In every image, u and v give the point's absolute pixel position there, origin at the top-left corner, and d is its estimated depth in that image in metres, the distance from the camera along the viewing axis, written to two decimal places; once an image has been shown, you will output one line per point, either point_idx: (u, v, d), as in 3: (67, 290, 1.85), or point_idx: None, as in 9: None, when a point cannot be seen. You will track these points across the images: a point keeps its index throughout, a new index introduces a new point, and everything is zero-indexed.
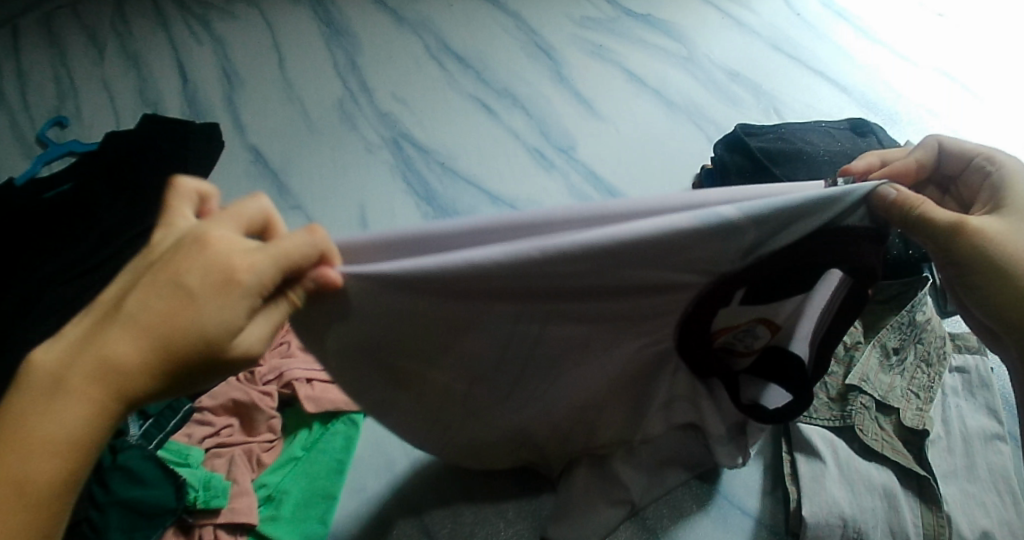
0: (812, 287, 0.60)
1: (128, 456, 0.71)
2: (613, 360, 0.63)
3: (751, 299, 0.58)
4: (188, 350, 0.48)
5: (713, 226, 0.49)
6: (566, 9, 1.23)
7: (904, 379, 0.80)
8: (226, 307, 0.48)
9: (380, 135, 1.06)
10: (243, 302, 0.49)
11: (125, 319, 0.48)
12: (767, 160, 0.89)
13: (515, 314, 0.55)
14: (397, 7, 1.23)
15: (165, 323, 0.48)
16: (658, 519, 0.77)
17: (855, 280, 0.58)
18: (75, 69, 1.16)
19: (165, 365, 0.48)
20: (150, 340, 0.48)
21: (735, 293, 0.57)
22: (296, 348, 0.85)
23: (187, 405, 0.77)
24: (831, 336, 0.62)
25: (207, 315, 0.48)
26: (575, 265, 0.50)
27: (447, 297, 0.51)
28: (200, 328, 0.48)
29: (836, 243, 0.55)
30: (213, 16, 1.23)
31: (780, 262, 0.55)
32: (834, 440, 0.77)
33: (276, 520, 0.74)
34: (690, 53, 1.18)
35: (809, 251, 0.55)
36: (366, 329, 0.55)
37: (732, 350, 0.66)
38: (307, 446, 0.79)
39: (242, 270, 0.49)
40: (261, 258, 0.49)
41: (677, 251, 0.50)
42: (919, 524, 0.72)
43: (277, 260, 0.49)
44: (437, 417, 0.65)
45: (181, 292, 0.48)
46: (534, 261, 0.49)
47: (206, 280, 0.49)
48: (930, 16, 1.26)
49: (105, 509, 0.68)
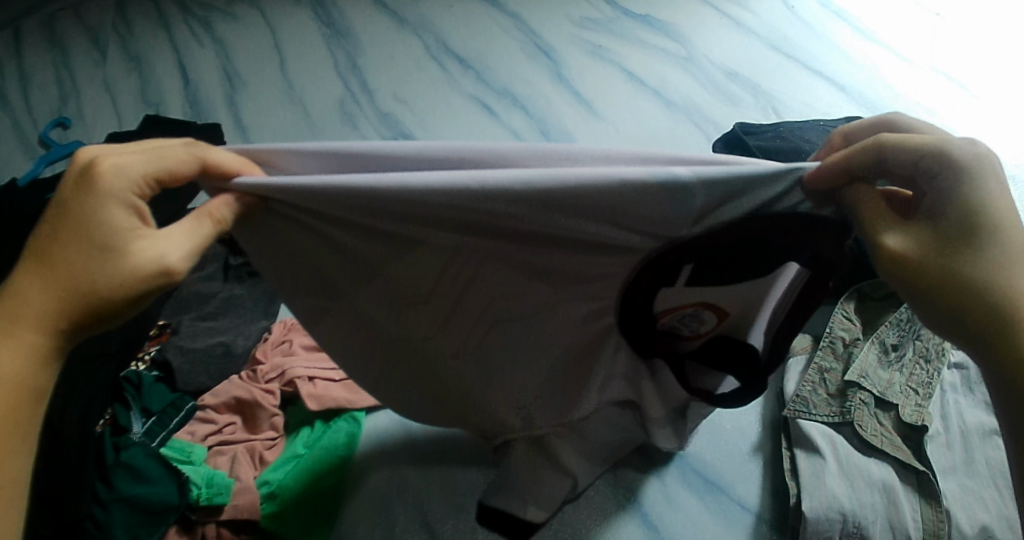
0: (767, 277, 0.59)
1: (131, 454, 0.72)
2: (573, 327, 0.62)
3: (699, 275, 0.57)
4: (80, 258, 0.48)
5: (670, 190, 0.48)
6: (566, 10, 1.24)
7: (903, 375, 0.81)
8: (105, 209, 0.49)
9: (381, 135, 1.06)
10: (124, 205, 0.49)
11: (31, 259, 0.49)
12: (766, 158, 0.90)
13: (486, 274, 0.56)
14: (397, 9, 1.24)
15: (52, 241, 0.49)
16: (659, 515, 0.77)
17: (814, 272, 0.57)
18: (78, 70, 1.16)
19: (80, 287, 0.49)
20: (46, 259, 0.49)
21: (683, 266, 0.56)
22: (299, 346, 0.85)
23: (190, 402, 0.79)
24: (791, 324, 0.61)
25: (99, 230, 0.49)
26: (533, 208, 0.49)
27: (377, 220, 0.51)
28: (85, 234, 0.49)
29: (787, 227, 0.54)
30: (214, 18, 1.23)
31: (732, 241, 0.54)
32: (834, 436, 0.77)
33: (280, 517, 0.74)
34: (689, 53, 1.18)
35: (757, 234, 0.54)
36: (296, 236, 0.55)
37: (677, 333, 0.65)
38: (309, 444, 0.79)
39: (109, 174, 0.49)
40: (134, 159, 0.50)
41: (625, 208, 0.49)
42: (918, 519, 0.72)
43: (152, 161, 0.50)
44: (397, 372, 0.67)
45: (61, 210, 0.49)
46: (473, 193, 0.47)
47: (79, 191, 0.49)
48: (927, 16, 1.27)
49: (108, 506, 0.69)
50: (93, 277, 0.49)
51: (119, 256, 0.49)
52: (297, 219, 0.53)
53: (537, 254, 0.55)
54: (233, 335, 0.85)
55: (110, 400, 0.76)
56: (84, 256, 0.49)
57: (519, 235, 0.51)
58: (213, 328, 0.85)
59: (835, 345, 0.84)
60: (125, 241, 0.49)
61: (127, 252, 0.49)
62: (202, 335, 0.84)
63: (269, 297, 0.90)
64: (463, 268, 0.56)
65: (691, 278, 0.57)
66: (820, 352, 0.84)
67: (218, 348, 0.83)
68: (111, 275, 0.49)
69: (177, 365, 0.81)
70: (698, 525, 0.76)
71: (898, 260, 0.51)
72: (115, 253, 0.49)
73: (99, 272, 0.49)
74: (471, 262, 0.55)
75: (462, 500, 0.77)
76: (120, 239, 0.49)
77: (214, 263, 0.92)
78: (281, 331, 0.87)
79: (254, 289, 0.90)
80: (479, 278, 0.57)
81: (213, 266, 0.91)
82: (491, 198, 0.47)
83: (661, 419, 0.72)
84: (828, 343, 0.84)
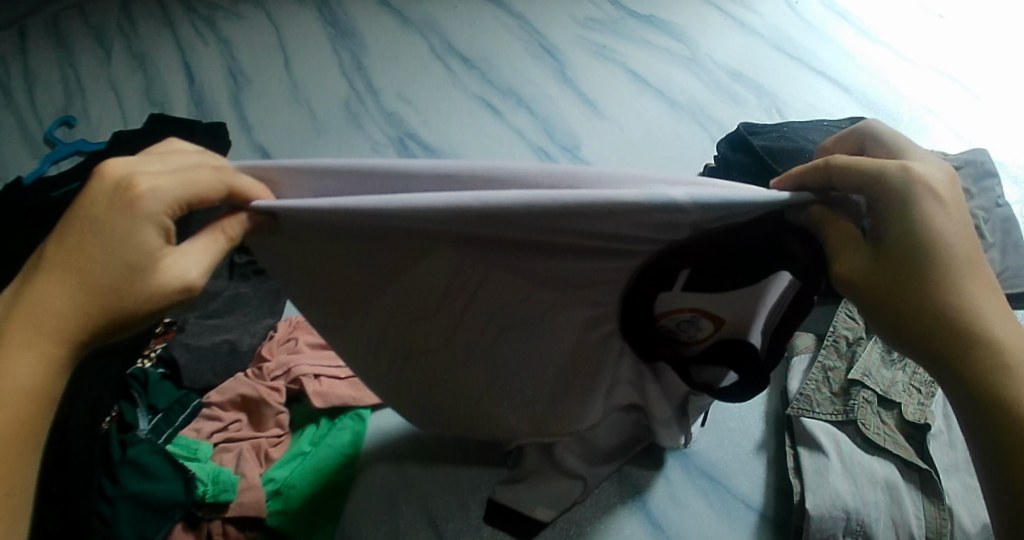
0: (760, 288, 0.57)
1: (138, 451, 0.72)
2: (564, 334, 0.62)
3: (696, 283, 0.57)
4: (110, 280, 0.49)
5: (664, 209, 0.47)
6: (569, 11, 1.24)
7: (906, 374, 0.81)
8: (137, 231, 0.49)
9: (386, 135, 1.07)
10: (154, 227, 0.50)
11: (55, 267, 0.49)
12: (770, 158, 0.91)
13: (500, 281, 0.56)
14: (402, 9, 1.24)
15: (80, 258, 0.49)
16: (663, 513, 0.77)
17: (803, 286, 0.55)
18: (83, 69, 1.17)
19: (106, 302, 0.49)
20: (73, 276, 0.49)
21: (681, 272, 0.55)
22: (304, 345, 0.86)
23: (196, 400, 0.79)
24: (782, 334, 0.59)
25: (129, 248, 0.49)
26: (534, 221, 0.48)
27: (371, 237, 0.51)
28: (116, 256, 0.49)
29: (774, 243, 0.52)
30: (219, 17, 1.24)
31: (723, 252, 0.53)
32: (837, 435, 0.78)
33: (286, 515, 0.75)
34: (693, 53, 1.19)
35: (748, 246, 0.52)
36: (298, 250, 0.54)
37: (675, 338, 0.64)
38: (313, 442, 0.79)
39: (146, 196, 0.49)
40: (165, 181, 0.50)
41: (612, 220, 0.48)
42: (921, 517, 0.72)
43: (183, 183, 0.50)
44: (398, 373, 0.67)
45: (91, 224, 0.49)
46: (477, 212, 0.47)
47: (111, 208, 0.49)
48: (930, 17, 1.27)
49: (115, 503, 0.69)
50: (121, 296, 0.49)
51: (147, 276, 0.49)
52: (294, 239, 0.53)
53: (545, 264, 0.54)
54: (239, 333, 0.86)
55: (117, 398, 0.76)
56: (114, 275, 0.49)
57: (518, 240, 0.51)
58: (219, 326, 0.86)
59: (839, 344, 0.83)
60: (153, 262, 0.50)
61: (156, 273, 0.50)
62: (207, 333, 0.85)
63: (274, 295, 0.90)
64: (468, 275, 0.56)
65: (686, 283, 0.56)
66: (824, 351, 0.84)
67: (224, 346, 0.84)
68: (139, 296, 0.49)
69: (183, 362, 0.82)
70: (702, 523, 0.76)
71: (859, 279, 0.53)
72: (143, 274, 0.49)
73: (127, 292, 0.49)
74: (468, 276, 0.56)
75: (467, 497, 0.77)
76: (150, 261, 0.49)
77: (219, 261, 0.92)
78: (286, 329, 0.88)
79: (259, 288, 0.91)
80: (484, 285, 0.57)
81: (218, 264, 0.92)
82: (494, 218, 0.47)
83: (666, 419, 0.71)
84: (832, 341, 0.84)
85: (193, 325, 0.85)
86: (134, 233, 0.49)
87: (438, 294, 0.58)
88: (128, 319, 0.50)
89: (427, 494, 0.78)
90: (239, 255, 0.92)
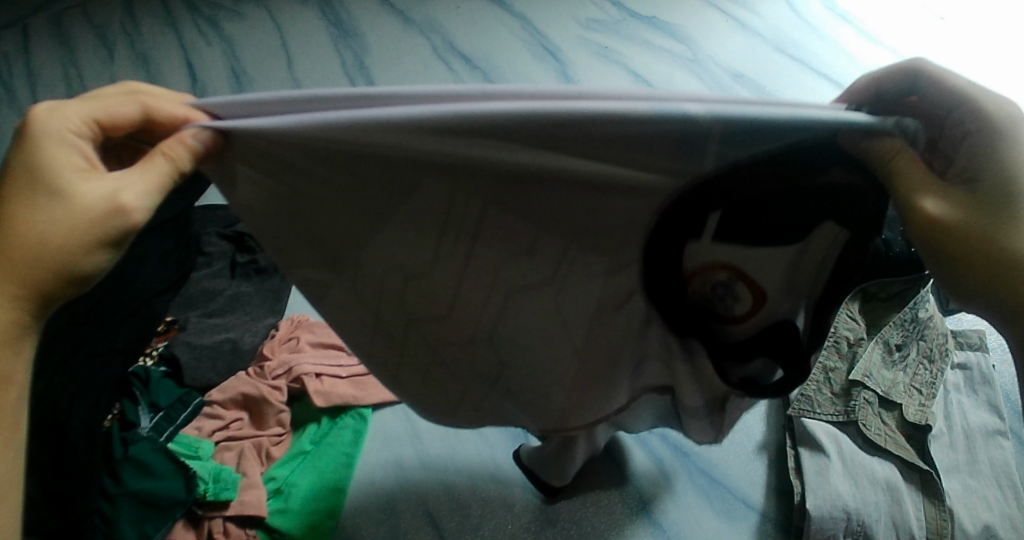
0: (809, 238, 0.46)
1: (139, 449, 0.73)
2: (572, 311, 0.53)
3: (728, 233, 0.45)
4: (28, 223, 0.44)
5: (676, 128, 0.39)
6: (571, 11, 1.24)
7: (906, 375, 0.82)
8: (51, 166, 0.45)
9: None
10: (66, 157, 0.46)
11: None
12: None
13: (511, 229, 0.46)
14: (404, 9, 1.25)
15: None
16: (664, 513, 0.77)
17: (855, 233, 0.45)
18: (85, 68, 1.17)
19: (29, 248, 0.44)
20: None
21: (710, 217, 0.44)
22: (305, 343, 0.86)
23: (198, 398, 0.80)
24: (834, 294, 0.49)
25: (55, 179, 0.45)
26: (530, 137, 0.39)
27: (351, 158, 0.42)
28: (31, 197, 0.45)
29: (819, 183, 0.43)
30: (221, 17, 1.24)
31: (767, 188, 0.42)
32: (838, 435, 0.78)
33: (286, 512, 0.74)
34: (695, 55, 1.19)
35: (785, 184, 0.42)
36: (278, 191, 0.46)
37: (710, 311, 0.52)
38: (316, 441, 0.80)
39: (45, 119, 0.46)
40: (71, 111, 0.46)
41: (620, 142, 0.39)
42: (922, 518, 0.72)
43: (92, 109, 0.47)
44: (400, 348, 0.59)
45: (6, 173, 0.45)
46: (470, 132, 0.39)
47: (19, 150, 0.45)
48: (932, 19, 1.27)
49: (116, 500, 0.70)
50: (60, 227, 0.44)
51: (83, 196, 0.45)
52: (249, 161, 0.44)
53: (554, 191, 0.42)
54: (240, 332, 0.85)
55: (119, 395, 0.77)
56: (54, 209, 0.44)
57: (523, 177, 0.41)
58: (219, 325, 0.86)
59: (840, 345, 0.83)
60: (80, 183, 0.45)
61: (83, 193, 0.45)
62: (208, 331, 0.85)
63: (275, 294, 0.91)
64: (465, 216, 0.45)
65: (720, 231, 0.45)
66: (825, 352, 0.83)
67: (225, 345, 0.84)
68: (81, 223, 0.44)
69: (183, 361, 0.81)
70: (703, 524, 0.76)
71: (938, 227, 0.43)
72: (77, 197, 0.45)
73: (65, 222, 0.44)
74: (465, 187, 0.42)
75: (468, 497, 0.77)
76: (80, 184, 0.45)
77: (221, 261, 0.93)
78: (288, 328, 0.88)
79: (261, 286, 0.91)
80: (482, 229, 0.48)
81: (220, 263, 0.92)
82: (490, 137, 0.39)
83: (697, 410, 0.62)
84: (833, 342, 0.83)
85: (195, 324, 0.85)
86: (56, 158, 0.45)
87: (436, 231, 0.47)
88: (77, 252, 0.45)
89: (428, 494, 0.78)
90: (240, 255, 0.93)
